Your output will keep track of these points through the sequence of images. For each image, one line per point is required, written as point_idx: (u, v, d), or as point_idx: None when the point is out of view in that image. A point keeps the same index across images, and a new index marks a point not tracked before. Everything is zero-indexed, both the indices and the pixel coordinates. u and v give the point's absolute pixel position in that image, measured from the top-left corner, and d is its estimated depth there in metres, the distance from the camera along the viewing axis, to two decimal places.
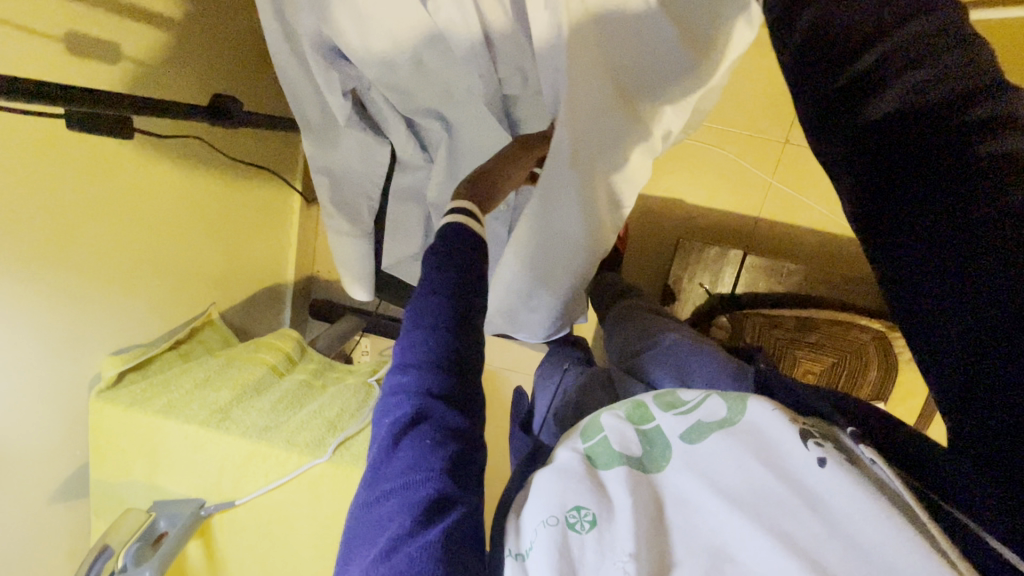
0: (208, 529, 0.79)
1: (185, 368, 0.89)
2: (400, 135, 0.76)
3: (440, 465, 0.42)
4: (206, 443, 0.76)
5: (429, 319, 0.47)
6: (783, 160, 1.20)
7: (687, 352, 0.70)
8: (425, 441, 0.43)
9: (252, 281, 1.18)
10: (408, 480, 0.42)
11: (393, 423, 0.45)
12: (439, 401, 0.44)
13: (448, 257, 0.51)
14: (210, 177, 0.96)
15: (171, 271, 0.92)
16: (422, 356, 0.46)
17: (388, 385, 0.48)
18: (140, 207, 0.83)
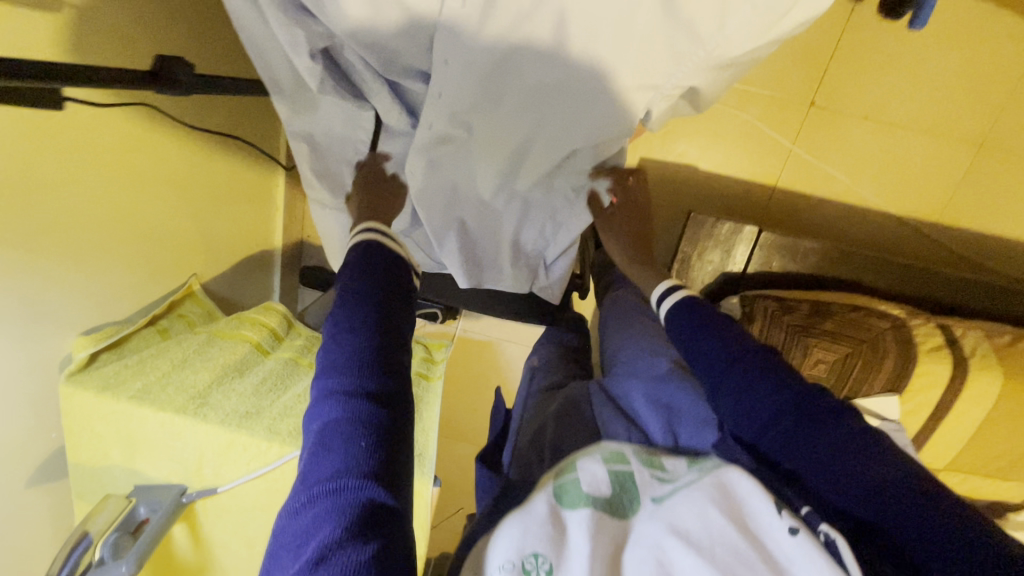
0: (192, 514, 0.78)
1: (162, 347, 0.84)
2: (381, 101, 0.67)
3: (365, 460, 0.50)
4: (184, 431, 0.73)
5: (354, 330, 0.59)
6: (808, 124, 1.13)
7: (671, 390, 0.70)
8: (353, 439, 0.51)
9: (237, 248, 1.11)
10: (336, 478, 0.49)
11: (325, 427, 0.53)
12: (362, 403, 0.53)
13: (365, 275, 0.64)
14: (189, 144, 0.89)
15: (145, 245, 0.86)
16: (348, 362, 0.56)
17: (319, 395, 0.57)
18: (111, 182, 0.76)
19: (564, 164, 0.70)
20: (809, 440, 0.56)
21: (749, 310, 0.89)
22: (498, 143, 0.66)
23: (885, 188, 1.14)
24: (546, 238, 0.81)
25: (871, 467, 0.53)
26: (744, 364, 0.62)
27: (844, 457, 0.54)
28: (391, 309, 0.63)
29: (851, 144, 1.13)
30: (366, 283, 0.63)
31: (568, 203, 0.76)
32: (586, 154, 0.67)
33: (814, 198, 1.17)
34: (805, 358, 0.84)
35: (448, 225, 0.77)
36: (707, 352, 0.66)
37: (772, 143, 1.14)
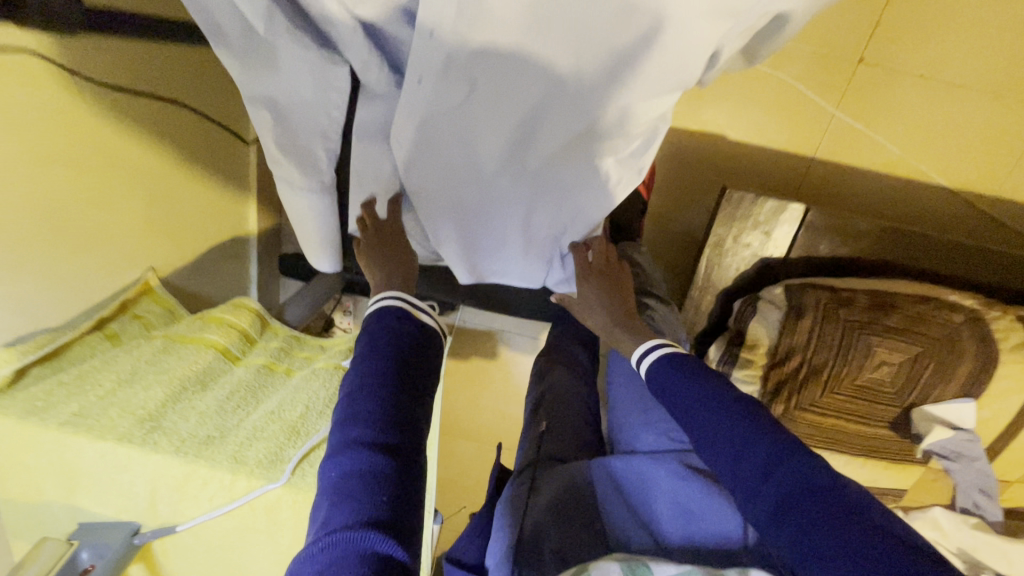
0: (149, 555, 0.66)
1: (109, 357, 0.71)
2: (355, 50, 0.54)
3: (381, 513, 0.49)
4: (132, 464, 0.60)
5: (376, 385, 0.58)
6: (854, 84, 0.98)
7: (686, 487, 0.71)
8: (370, 492, 0.50)
9: (203, 236, 0.97)
10: (348, 526, 0.48)
11: (343, 476, 0.52)
12: (379, 454, 0.53)
13: (390, 331, 0.64)
14: (132, 114, 0.75)
15: (86, 236, 0.72)
16: (369, 414, 0.55)
17: (337, 444, 0.55)
18: (30, 159, 0.62)
19: (594, 137, 0.55)
20: (783, 503, 0.55)
21: (797, 303, 0.76)
22: (505, 109, 0.53)
23: (939, 158, 1.00)
24: (568, 226, 0.67)
25: (848, 529, 0.51)
26: (715, 413, 0.63)
27: (816, 521, 0.52)
28: (418, 368, 0.62)
29: (904, 108, 0.98)
30: (389, 338, 0.63)
31: (600, 190, 0.61)
32: (624, 119, 0.54)
33: (857, 171, 1.03)
34: (867, 360, 0.72)
35: (447, 204, 0.64)
36: (681, 404, 0.67)
37: (812, 106, 1.00)
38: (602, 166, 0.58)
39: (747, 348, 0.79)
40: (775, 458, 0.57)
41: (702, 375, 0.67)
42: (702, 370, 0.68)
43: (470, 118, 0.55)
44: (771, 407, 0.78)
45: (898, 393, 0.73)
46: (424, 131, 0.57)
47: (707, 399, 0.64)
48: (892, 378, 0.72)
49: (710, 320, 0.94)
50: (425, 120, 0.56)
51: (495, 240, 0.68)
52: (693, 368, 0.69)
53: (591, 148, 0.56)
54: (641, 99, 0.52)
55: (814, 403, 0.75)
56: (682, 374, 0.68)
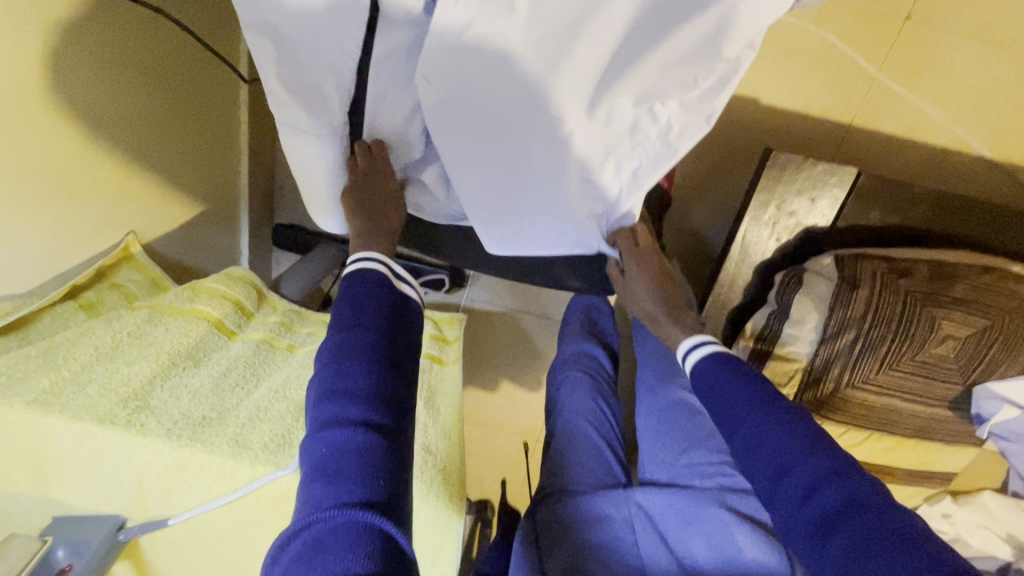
0: (137, 551, 0.58)
1: (85, 327, 0.62)
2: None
3: (375, 489, 0.42)
4: (115, 450, 0.52)
5: (358, 355, 0.49)
6: (902, 43, 0.91)
7: (714, 511, 0.65)
8: (361, 468, 0.42)
9: (192, 201, 0.87)
10: (342, 506, 0.41)
11: (330, 453, 0.44)
12: (363, 428, 0.44)
13: (371, 299, 0.55)
14: (117, 51, 0.65)
15: (60, 190, 0.62)
16: (354, 387, 0.47)
17: (316, 423, 0.47)
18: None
19: (663, 70, 0.49)
20: (826, 525, 0.48)
21: (851, 274, 0.70)
22: (561, 34, 0.46)
23: (983, 128, 0.94)
24: (619, 189, 0.59)
25: (898, 553, 0.44)
26: (753, 421, 0.55)
27: (862, 546, 0.46)
28: (404, 337, 0.54)
29: (953, 71, 0.91)
30: (369, 308, 0.54)
31: (661, 138, 0.54)
32: (700, 47, 0.47)
33: (897, 139, 0.97)
34: (930, 335, 0.67)
35: (482, 159, 0.55)
36: (717, 410, 0.59)
37: (855, 68, 0.93)
38: (666, 107, 0.52)
39: (791, 323, 0.73)
40: (821, 474, 0.50)
41: (741, 377, 0.59)
42: (739, 372, 0.60)
43: (518, 47, 0.47)
44: (822, 385, 0.72)
45: (961, 368, 0.68)
46: (457, 65, 0.48)
47: (746, 403, 0.56)
48: (955, 354, 0.67)
49: (744, 296, 0.86)
50: (461, 50, 0.47)
51: (532, 204, 0.59)
52: (731, 370, 0.60)
53: (657, 84, 0.50)
54: (730, 18, 0.45)
55: (868, 380, 0.70)
56: (717, 381, 0.60)
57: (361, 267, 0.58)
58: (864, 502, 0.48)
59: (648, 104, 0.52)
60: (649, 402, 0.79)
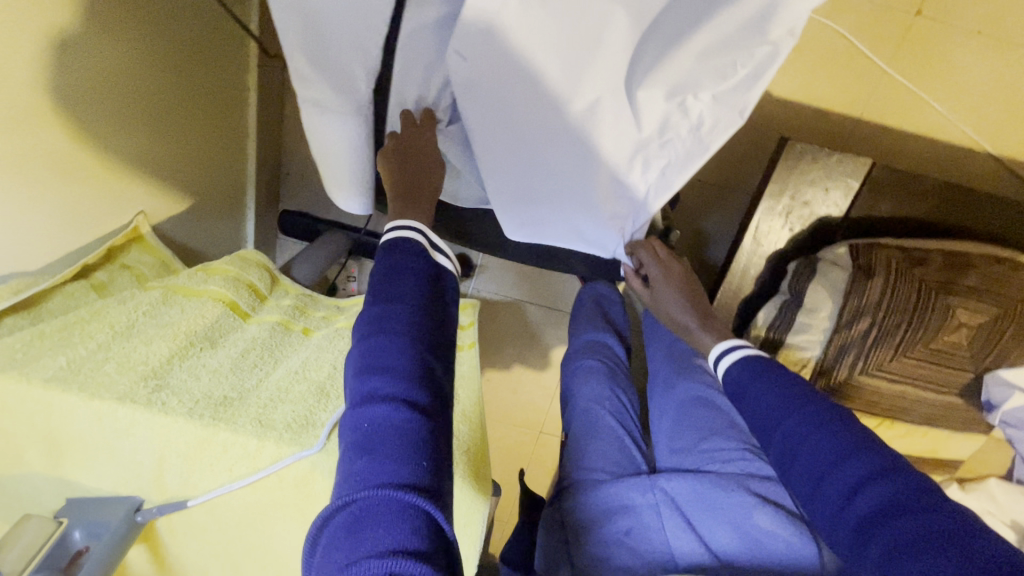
0: (153, 534, 0.57)
1: (99, 306, 0.60)
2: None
3: (419, 473, 0.41)
4: (135, 428, 0.51)
5: (399, 326, 0.48)
6: (913, 38, 0.92)
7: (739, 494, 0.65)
8: (403, 445, 0.42)
9: (203, 184, 0.85)
10: (384, 484, 0.40)
11: (368, 429, 0.43)
12: (407, 409, 0.43)
13: (410, 272, 0.54)
14: (137, 28, 0.64)
15: (78, 167, 0.61)
16: (391, 361, 0.46)
17: (354, 398, 0.45)
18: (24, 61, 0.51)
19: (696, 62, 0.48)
20: (867, 521, 0.49)
21: (866, 262, 0.70)
22: (590, 26, 0.46)
23: (987, 122, 0.95)
24: (650, 184, 0.59)
25: (941, 545, 0.44)
26: (794, 419, 0.56)
27: (902, 537, 0.46)
28: (439, 309, 0.53)
29: (959, 65, 0.92)
30: (406, 281, 0.53)
31: (692, 133, 0.54)
32: (735, 37, 0.45)
33: (905, 133, 0.97)
34: (945, 322, 0.68)
35: (517, 151, 0.56)
36: (755, 410, 0.60)
37: (866, 61, 0.93)
38: (698, 100, 0.51)
39: (805, 312, 0.73)
40: (864, 471, 0.51)
41: (782, 377, 0.60)
42: (778, 372, 0.61)
43: (547, 41, 0.47)
44: (835, 371, 0.73)
45: (973, 355, 0.69)
46: (486, 57, 0.48)
47: (786, 404, 0.57)
48: (968, 341, 0.69)
49: (756, 286, 0.86)
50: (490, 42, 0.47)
51: (562, 197, 0.60)
52: (768, 377, 0.61)
53: (690, 76, 0.49)
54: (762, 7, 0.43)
55: (882, 367, 0.71)
56: (758, 379, 0.61)
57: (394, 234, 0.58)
58: (906, 496, 0.48)
59: (680, 97, 0.51)
60: (664, 391, 0.80)
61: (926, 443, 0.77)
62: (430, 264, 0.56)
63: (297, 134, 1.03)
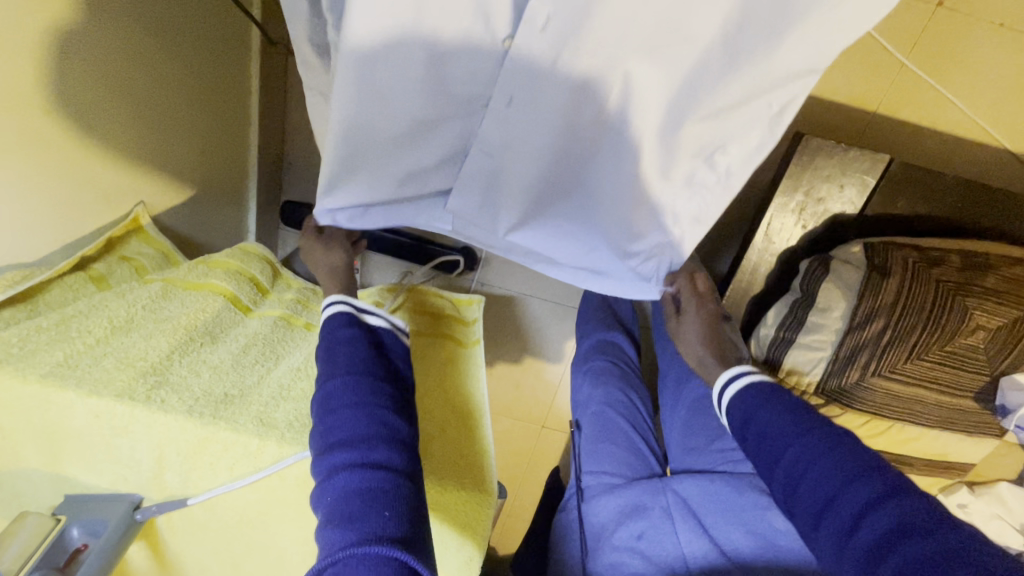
0: (153, 531, 0.56)
1: (97, 299, 0.59)
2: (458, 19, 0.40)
3: (394, 525, 0.42)
4: (135, 426, 0.50)
5: (350, 400, 0.48)
6: (933, 30, 0.89)
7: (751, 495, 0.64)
8: (380, 505, 0.42)
9: (205, 176, 0.84)
10: (364, 540, 0.40)
11: (339, 496, 0.43)
12: (377, 471, 0.44)
13: (359, 343, 0.54)
14: (143, 27, 0.63)
15: (77, 157, 0.59)
16: (348, 432, 0.46)
17: (320, 471, 0.45)
18: (26, 47, 0.50)
19: (721, 106, 0.44)
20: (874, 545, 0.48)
21: (881, 262, 0.69)
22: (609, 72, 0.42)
23: (1004, 120, 0.93)
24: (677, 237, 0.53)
25: (946, 562, 0.44)
26: (796, 451, 0.55)
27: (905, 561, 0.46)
28: (394, 375, 0.54)
29: (979, 61, 0.90)
30: (352, 354, 0.53)
31: (720, 186, 0.49)
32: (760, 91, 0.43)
33: (920, 129, 0.95)
34: (962, 325, 0.67)
35: (530, 196, 0.52)
36: (758, 449, 0.59)
37: (885, 53, 0.91)
38: (726, 153, 0.47)
39: (817, 311, 0.72)
40: (869, 501, 0.50)
41: (775, 405, 0.59)
42: (772, 403, 0.60)
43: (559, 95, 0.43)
44: (847, 373, 0.71)
45: (988, 359, 0.68)
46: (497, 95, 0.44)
47: (786, 433, 0.57)
48: (985, 344, 0.67)
49: (766, 285, 0.84)
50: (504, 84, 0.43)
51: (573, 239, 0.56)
52: (764, 399, 0.61)
53: (716, 125, 0.45)
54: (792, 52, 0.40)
55: (896, 369, 0.69)
56: (754, 416, 0.60)
57: (324, 317, 0.58)
58: (913, 519, 0.47)
59: (706, 150, 0.47)
60: (674, 388, 0.79)
61: (938, 446, 0.76)
62: (368, 333, 0.56)
63: (300, 122, 1.00)
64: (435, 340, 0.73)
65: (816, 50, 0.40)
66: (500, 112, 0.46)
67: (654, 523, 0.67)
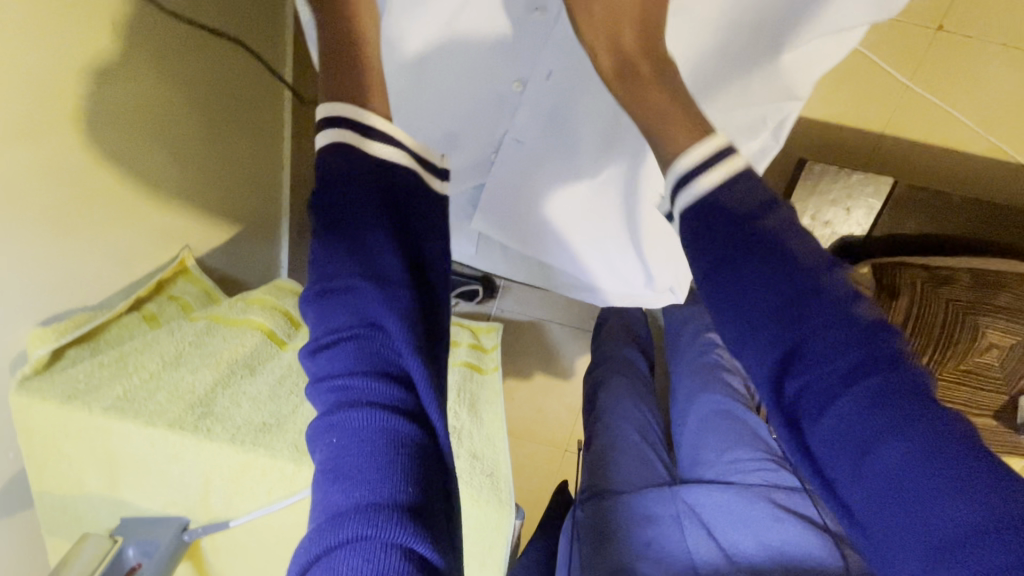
0: (199, 551, 0.60)
1: (150, 336, 0.65)
2: (513, 53, 0.52)
3: (400, 488, 0.31)
4: (184, 453, 0.55)
5: (347, 318, 0.36)
6: (935, 56, 0.90)
7: (758, 504, 0.67)
8: (389, 462, 0.32)
9: (244, 218, 0.91)
10: (369, 515, 0.30)
11: (341, 448, 0.33)
12: (376, 411, 0.33)
13: (369, 198, 0.40)
14: (191, 88, 0.70)
15: (132, 213, 0.66)
16: (353, 357, 0.35)
17: (321, 408, 0.35)
18: (94, 127, 0.57)
19: (724, 114, 0.53)
20: (859, 451, 0.34)
21: (890, 282, 0.70)
22: (611, 113, 0.54)
23: (1017, 137, 0.94)
24: None
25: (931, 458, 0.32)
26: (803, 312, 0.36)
27: (894, 479, 0.33)
28: (417, 258, 0.40)
29: (986, 80, 0.91)
30: (361, 209, 0.39)
31: None
32: (750, 113, 0.53)
33: (929, 148, 0.97)
34: (975, 343, 0.68)
35: (557, 207, 0.63)
36: (730, 321, 0.39)
37: (888, 79, 0.93)
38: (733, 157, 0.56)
39: None
40: (863, 401, 0.34)
41: (752, 250, 0.38)
42: (747, 247, 0.38)
43: (575, 127, 0.56)
44: None
45: (1005, 376, 0.69)
46: (531, 136, 0.56)
47: (766, 293, 0.37)
48: (1001, 361, 0.68)
49: None
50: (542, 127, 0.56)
51: (593, 245, 0.66)
52: (746, 231, 0.39)
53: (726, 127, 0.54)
54: (770, 85, 0.51)
55: None
56: (723, 269, 0.39)
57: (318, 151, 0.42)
58: (914, 423, 0.33)
59: None
60: (686, 406, 0.81)
61: None
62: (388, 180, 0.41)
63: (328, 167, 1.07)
64: (454, 368, 0.77)
65: (804, 70, 0.50)
66: (525, 145, 0.57)
67: (666, 523, 0.67)
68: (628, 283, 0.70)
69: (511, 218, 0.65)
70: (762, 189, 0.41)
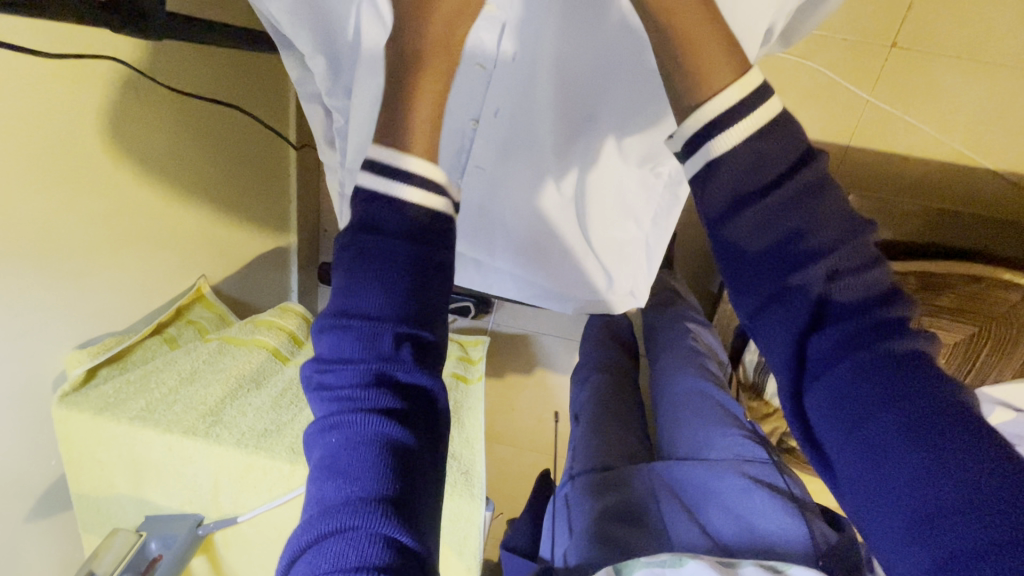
0: (211, 544, 0.68)
1: (169, 356, 0.74)
2: (465, 94, 0.60)
3: (385, 481, 0.36)
4: (197, 456, 0.63)
5: (361, 351, 0.39)
6: (894, 72, 0.95)
7: (729, 482, 0.70)
8: (377, 462, 0.37)
9: (256, 249, 1.00)
10: (356, 505, 0.35)
11: (340, 444, 0.38)
12: (370, 417, 0.38)
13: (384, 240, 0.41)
14: (206, 140, 0.80)
15: (152, 252, 0.76)
16: (354, 371, 0.39)
17: (325, 412, 0.40)
18: (117, 179, 0.67)
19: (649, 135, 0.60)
20: (850, 418, 0.35)
21: None
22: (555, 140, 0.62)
23: (987, 141, 0.97)
24: (645, 233, 0.70)
25: (910, 435, 0.33)
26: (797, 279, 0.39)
27: (878, 445, 0.34)
28: (427, 282, 0.42)
29: (947, 91, 0.95)
30: (378, 247, 0.41)
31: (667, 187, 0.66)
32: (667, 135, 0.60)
33: (896, 157, 1.01)
34: None
35: (525, 222, 0.70)
36: (745, 294, 0.42)
37: (851, 95, 0.97)
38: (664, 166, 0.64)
39: None
40: (852, 370, 0.36)
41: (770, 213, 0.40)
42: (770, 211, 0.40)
43: (526, 152, 0.63)
44: None
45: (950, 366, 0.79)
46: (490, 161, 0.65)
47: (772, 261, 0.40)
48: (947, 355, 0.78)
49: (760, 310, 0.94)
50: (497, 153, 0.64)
51: (563, 253, 0.73)
52: (779, 207, 0.39)
53: (652, 146, 0.61)
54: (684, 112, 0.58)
55: None
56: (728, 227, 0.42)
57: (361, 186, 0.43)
58: (905, 399, 0.34)
59: (650, 164, 0.64)
60: (674, 401, 0.85)
61: None
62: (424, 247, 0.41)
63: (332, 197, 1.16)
64: None
65: None
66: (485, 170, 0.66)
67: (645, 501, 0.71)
68: (593, 288, 0.77)
69: (482, 234, 0.72)
70: (813, 164, 0.40)
